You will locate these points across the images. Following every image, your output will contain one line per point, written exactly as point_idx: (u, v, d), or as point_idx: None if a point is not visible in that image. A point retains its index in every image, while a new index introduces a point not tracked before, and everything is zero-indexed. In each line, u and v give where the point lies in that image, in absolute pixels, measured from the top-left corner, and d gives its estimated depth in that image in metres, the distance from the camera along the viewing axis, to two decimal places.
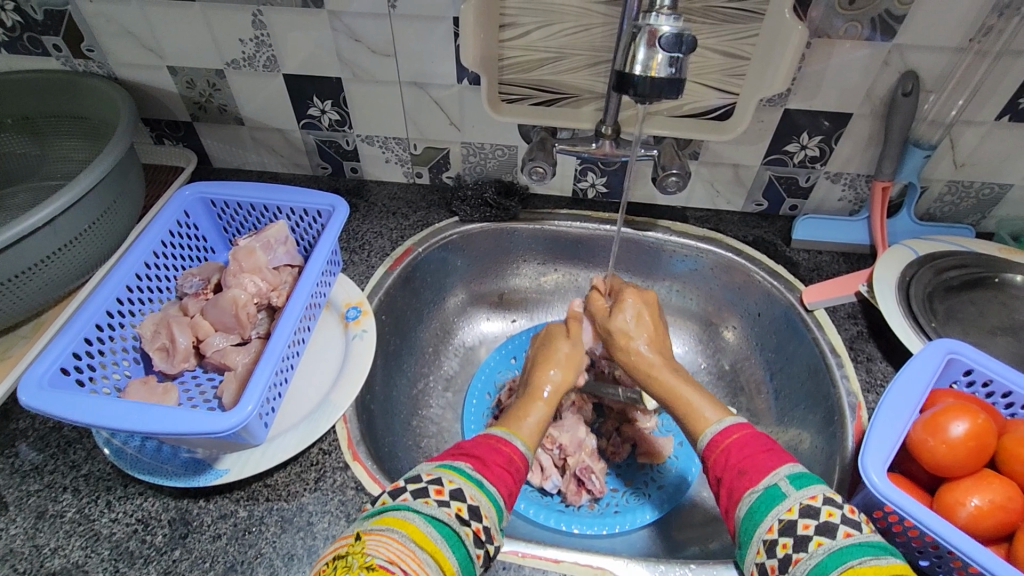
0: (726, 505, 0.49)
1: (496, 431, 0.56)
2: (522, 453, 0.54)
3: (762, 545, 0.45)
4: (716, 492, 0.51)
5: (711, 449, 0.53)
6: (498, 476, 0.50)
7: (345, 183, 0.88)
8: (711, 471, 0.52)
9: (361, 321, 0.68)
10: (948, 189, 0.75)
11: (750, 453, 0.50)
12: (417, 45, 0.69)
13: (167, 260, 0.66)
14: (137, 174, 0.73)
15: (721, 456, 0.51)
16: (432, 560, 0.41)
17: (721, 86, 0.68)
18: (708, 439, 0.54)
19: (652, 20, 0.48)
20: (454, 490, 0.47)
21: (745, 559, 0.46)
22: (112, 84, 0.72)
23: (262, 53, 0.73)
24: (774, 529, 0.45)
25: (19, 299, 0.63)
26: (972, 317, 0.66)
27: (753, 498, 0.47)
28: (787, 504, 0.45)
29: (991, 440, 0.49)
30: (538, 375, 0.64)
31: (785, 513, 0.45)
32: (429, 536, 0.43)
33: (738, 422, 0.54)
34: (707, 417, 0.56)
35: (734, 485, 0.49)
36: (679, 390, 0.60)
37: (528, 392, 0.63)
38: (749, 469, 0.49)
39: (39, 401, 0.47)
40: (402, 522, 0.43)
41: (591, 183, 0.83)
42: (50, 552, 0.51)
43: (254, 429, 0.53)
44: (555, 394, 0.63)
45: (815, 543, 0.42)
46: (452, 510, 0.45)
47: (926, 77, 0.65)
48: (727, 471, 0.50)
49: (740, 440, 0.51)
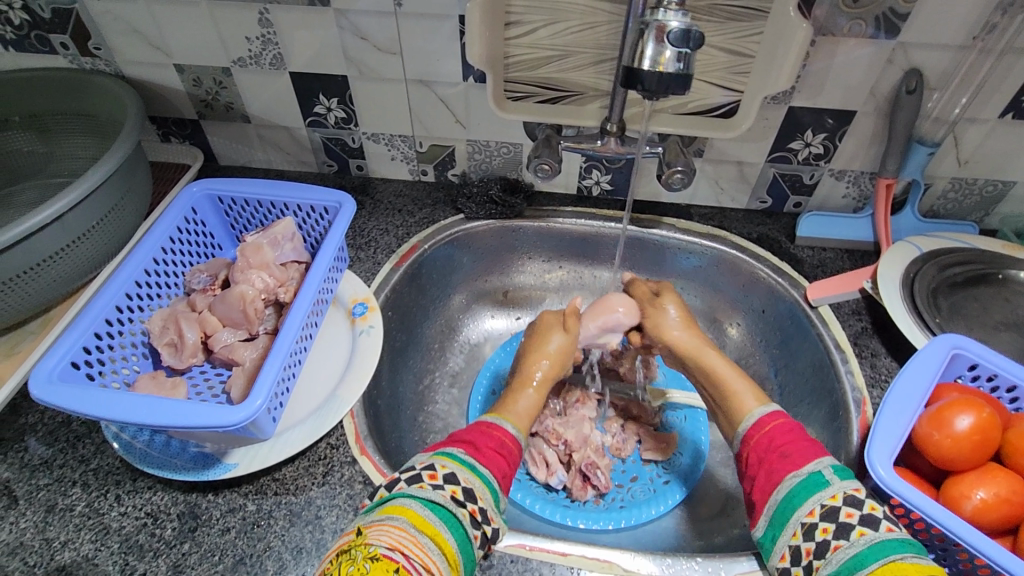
0: (760, 485, 0.50)
1: (487, 418, 0.58)
2: (512, 434, 0.56)
3: (800, 528, 0.46)
4: (752, 473, 0.52)
5: (753, 431, 0.54)
6: (491, 459, 0.51)
7: (350, 180, 0.89)
8: (749, 453, 0.53)
9: (368, 317, 0.68)
10: (952, 186, 0.76)
11: (795, 439, 0.51)
12: (423, 43, 0.70)
13: (175, 256, 0.66)
14: (144, 171, 0.74)
15: (765, 438, 0.53)
16: (433, 544, 0.42)
17: (725, 83, 0.68)
18: (751, 421, 0.55)
19: (661, 16, 0.49)
20: (448, 474, 0.47)
21: (779, 541, 0.47)
22: (119, 82, 0.73)
23: (268, 51, 0.73)
24: (815, 513, 0.45)
25: (28, 295, 0.63)
26: (976, 313, 0.66)
27: (794, 480, 0.48)
28: (830, 491, 0.46)
29: (996, 434, 0.49)
30: (529, 363, 0.66)
31: (828, 499, 0.45)
32: (427, 520, 0.43)
33: (780, 411, 0.55)
34: (747, 403, 0.56)
35: (775, 467, 0.50)
36: (722, 372, 0.60)
37: (518, 377, 0.65)
38: (793, 453, 0.50)
39: (49, 395, 0.48)
40: (401, 509, 0.43)
41: (596, 180, 0.83)
42: (59, 545, 0.51)
43: (262, 423, 0.53)
44: (546, 377, 0.65)
45: (858, 533, 0.43)
46: (448, 493, 0.46)
47: (929, 75, 0.65)
48: (769, 453, 0.51)
49: (786, 426, 0.53)
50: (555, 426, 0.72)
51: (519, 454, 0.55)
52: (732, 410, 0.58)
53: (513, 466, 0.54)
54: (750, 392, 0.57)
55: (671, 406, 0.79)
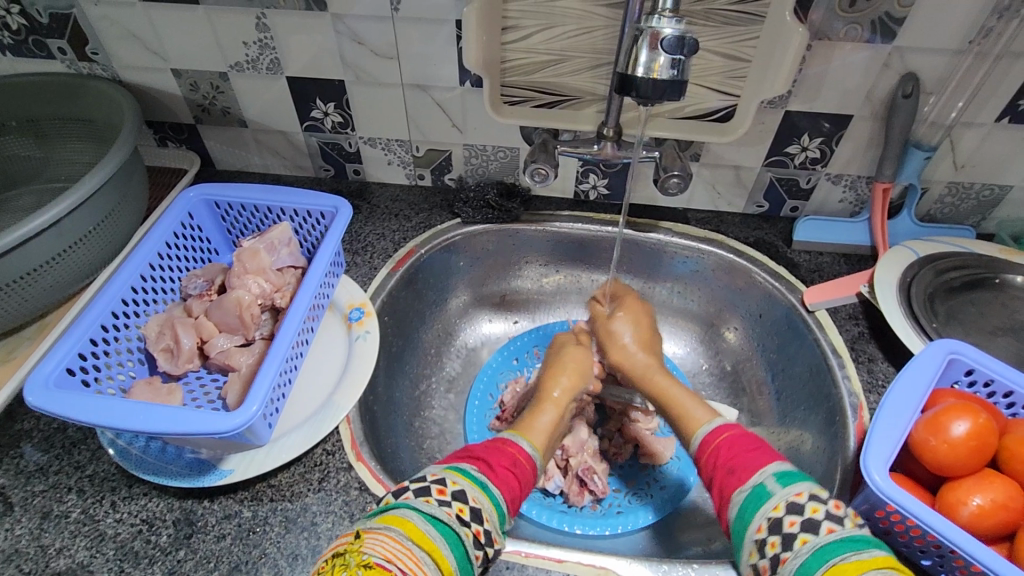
0: (718, 503, 0.51)
1: (504, 435, 0.58)
2: (527, 452, 0.56)
3: (753, 545, 0.46)
4: (710, 490, 0.53)
5: (704, 448, 0.56)
6: (503, 480, 0.51)
7: (347, 184, 0.89)
8: (705, 470, 0.54)
9: (364, 322, 0.68)
10: (949, 190, 0.75)
11: (739, 451, 0.52)
12: (420, 48, 0.70)
13: (171, 261, 0.66)
14: (141, 176, 0.74)
15: (712, 455, 0.54)
16: (430, 559, 0.41)
17: (721, 87, 0.68)
18: (699, 439, 0.57)
19: (655, 23, 0.48)
20: (458, 491, 0.47)
21: (741, 559, 0.47)
22: (117, 87, 0.73)
23: (265, 56, 0.73)
24: (762, 528, 0.45)
25: (25, 301, 0.63)
26: (973, 317, 0.66)
27: (741, 497, 0.49)
28: (772, 502, 0.46)
29: (992, 440, 0.49)
30: (550, 379, 0.66)
31: (771, 511, 0.46)
32: (427, 534, 0.43)
33: (727, 424, 0.57)
34: (697, 418, 0.60)
35: (724, 484, 0.51)
36: (671, 394, 0.63)
37: (542, 395, 0.65)
38: (739, 467, 0.51)
39: (46, 401, 0.48)
40: (400, 520, 0.43)
41: (593, 184, 0.83)
42: (55, 552, 0.51)
43: (258, 429, 0.53)
44: (566, 392, 0.65)
45: (801, 541, 0.43)
46: (453, 510, 0.46)
47: (926, 78, 0.65)
48: (718, 469, 0.52)
49: (730, 439, 0.54)
50: None
51: (532, 474, 0.55)
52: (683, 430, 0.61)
53: (525, 486, 0.54)
54: (700, 410, 0.60)
55: None
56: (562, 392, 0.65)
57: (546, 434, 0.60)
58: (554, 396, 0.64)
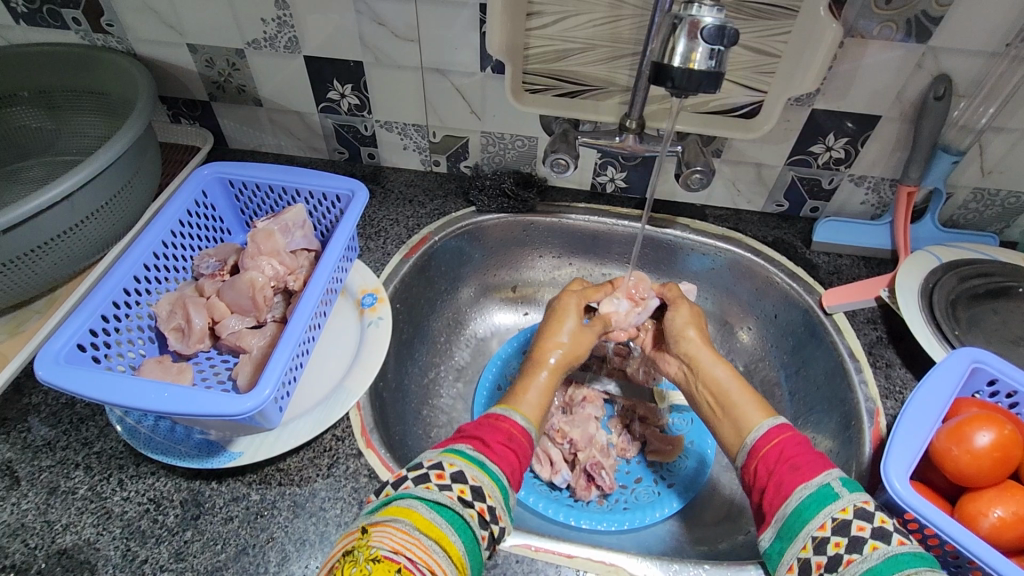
0: (770, 498, 0.49)
1: (495, 409, 0.56)
2: (522, 426, 0.54)
3: (811, 541, 0.44)
4: (762, 484, 0.51)
5: (762, 442, 0.53)
6: (501, 456, 0.50)
7: (362, 168, 0.88)
8: (757, 465, 0.52)
9: (377, 308, 0.67)
10: (973, 197, 0.74)
11: (804, 451, 0.51)
12: (441, 31, 0.68)
13: (183, 239, 0.65)
14: (154, 150, 0.73)
15: (773, 450, 0.52)
16: (439, 546, 0.40)
17: (747, 82, 0.66)
18: (759, 433, 0.54)
19: (695, 12, 0.47)
20: (456, 474, 0.46)
21: (785, 553, 0.46)
22: (131, 60, 0.71)
23: (283, 34, 0.72)
24: (827, 527, 0.44)
25: (34, 274, 0.62)
26: (996, 325, 0.64)
27: (804, 494, 0.47)
28: (840, 504, 0.45)
29: (1016, 452, 0.48)
30: (550, 339, 0.65)
31: (839, 513, 0.44)
32: (432, 522, 0.42)
33: (788, 426, 0.54)
34: (753, 417, 0.56)
35: (783, 479, 0.49)
36: (726, 385, 0.60)
37: (536, 359, 0.64)
38: (802, 465, 0.49)
39: (57, 376, 0.47)
40: (406, 511, 0.42)
41: (610, 177, 0.82)
42: (61, 528, 0.51)
43: (269, 414, 0.52)
44: (559, 364, 0.63)
45: (871, 546, 0.42)
46: (454, 493, 0.44)
47: (959, 80, 0.64)
48: (778, 465, 0.50)
49: (793, 439, 0.52)
50: (561, 425, 0.72)
51: (528, 446, 0.54)
52: (738, 424, 0.57)
53: (523, 459, 0.53)
54: (758, 406, 0.57)
55: (681, 408, 0.78)
56: (558, 357, 0.63)
57: (540, 406, 0.59)
58: (551, 361, 0.63)
